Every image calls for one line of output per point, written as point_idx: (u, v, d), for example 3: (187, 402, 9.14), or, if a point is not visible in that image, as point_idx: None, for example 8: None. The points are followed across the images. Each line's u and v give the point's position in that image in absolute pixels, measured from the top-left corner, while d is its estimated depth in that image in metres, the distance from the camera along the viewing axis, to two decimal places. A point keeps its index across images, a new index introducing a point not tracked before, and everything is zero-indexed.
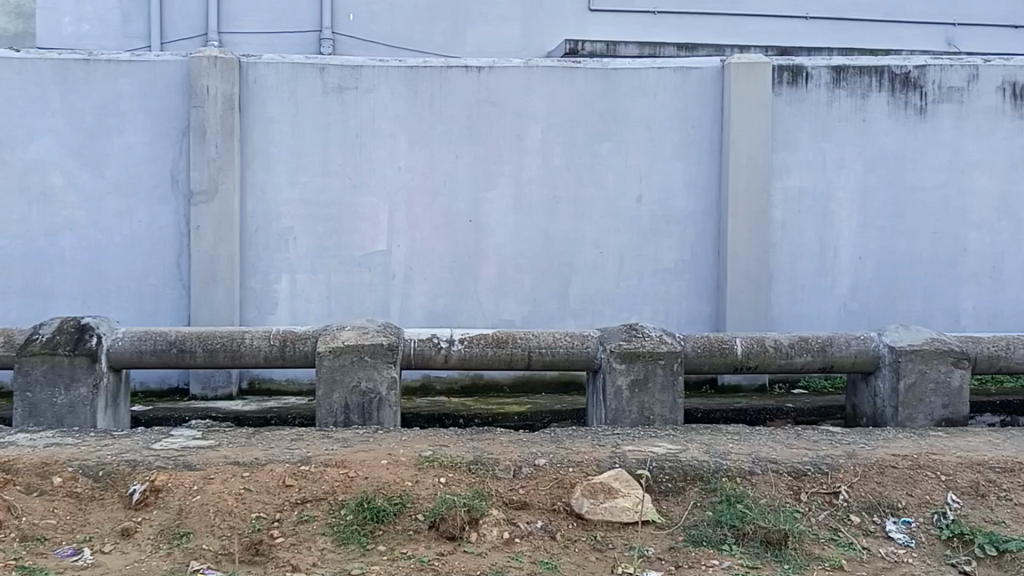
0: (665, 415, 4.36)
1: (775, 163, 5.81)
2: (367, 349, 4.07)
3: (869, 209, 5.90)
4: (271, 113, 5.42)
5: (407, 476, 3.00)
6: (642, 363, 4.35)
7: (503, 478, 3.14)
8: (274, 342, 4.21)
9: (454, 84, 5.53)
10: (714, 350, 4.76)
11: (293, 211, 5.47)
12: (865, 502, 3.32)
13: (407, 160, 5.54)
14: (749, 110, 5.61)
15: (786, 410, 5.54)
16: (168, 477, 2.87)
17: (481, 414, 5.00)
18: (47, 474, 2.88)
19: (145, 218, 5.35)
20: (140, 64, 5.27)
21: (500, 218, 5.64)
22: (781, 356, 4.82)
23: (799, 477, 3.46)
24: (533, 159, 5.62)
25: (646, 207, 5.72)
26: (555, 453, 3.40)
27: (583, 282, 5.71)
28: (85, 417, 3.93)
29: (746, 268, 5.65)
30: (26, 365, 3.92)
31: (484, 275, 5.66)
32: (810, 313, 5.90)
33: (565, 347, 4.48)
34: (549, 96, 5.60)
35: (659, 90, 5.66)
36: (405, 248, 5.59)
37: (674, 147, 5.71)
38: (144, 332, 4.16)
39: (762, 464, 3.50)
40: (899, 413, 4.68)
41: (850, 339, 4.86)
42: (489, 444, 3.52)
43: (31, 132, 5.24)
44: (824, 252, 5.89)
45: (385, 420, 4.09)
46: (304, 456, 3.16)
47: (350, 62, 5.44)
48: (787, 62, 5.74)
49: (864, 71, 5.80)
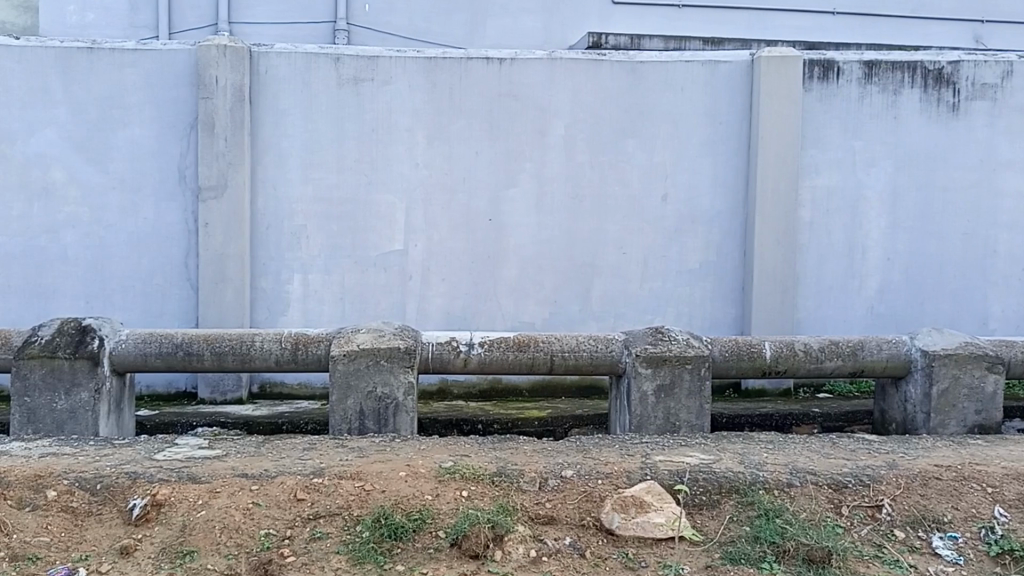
0: (692, 422, 4.17)
1: (804, 161, 5.59)
2: (383, 353, 3.89)
3: (902, 208, 5.67)
4: (283, 106, 5.24)
5: (427, 490, 2.81)
6: (669, 368, 4.14)
7: (527, 491, 2.93)
8: (285, 345, 4.03)
9: (474, 77, 5.34)
10: (742, 354, 4.53)
11: (305, 209, 5.30)
12: (910, 516, 3.08)
13: (425, 156, 5.36)
14: (780, 105, 5.40)
15: (813, 415, 5.32)
16: (171, 491, 2.68)
17: (500, 420, 4.80)
18: (41, 487, 2.71)
19: (152, 215, 5.19)
20: (146, 54, 5.11)
21: (521, 217, 5.45)
22: (811, 361, 4.59)
23: (839, 491, 3.24)
24: (556, 156, 5.43)
25: (672, 206, 5.52)
26: (583, 464, 3.20)
27: (606, 283, 5.52)
28: (86, 424, 3.75)
29: (775, 270, 5.45)
30: (24, 369, 3.76)
31: (505, 276, 5.47)
32: (838, 316, 5.69)
33: (588, 351, 4.28)
34: (573, 91, 5.41)
35: (686, 84, 5.46)
36: (423, 247, 5.41)
37: (701, 143, 5.50)
38: (149, 335, 3.98)
39: (800, 476, 3.29)
40: (930, 420, 4.46)
41: (882, 343, 4.63)
42: (512, 454, 3.33)
43: (33, 125, 5.08)
44: (855, 253, 5.67)
45: (402, 426, 3.91)
46: (317, 467, 2.97)
47: (365, 54, 5.26)
48: (818, 55, 5.52)
49: (897, 65, 5.57)
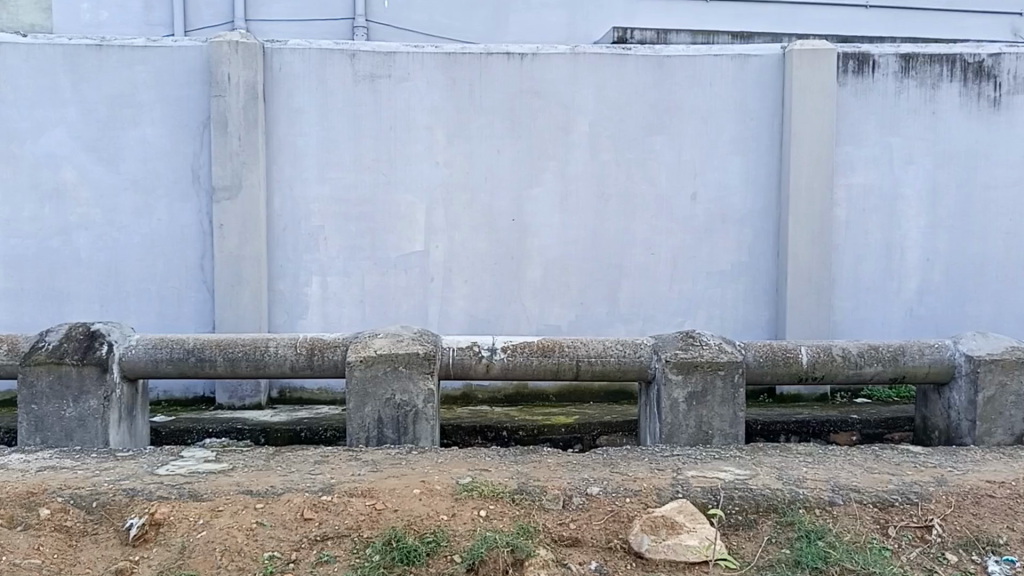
0: (726, 431, 3.97)
1: (839, 157, 5.34)
2: (402, 359, 3.72)
3: (943, 206, 5.41)
4: (298, 104, 5.10)
5: (442, 509, 2.63)
6: (701, 375, 3.93)
7: (550, 510, 2.74)
8: (300, 351, 3.87)
9: (495, 72, 5.16)
10: (778, 360, 4.29)
11: (322, 209, 5.15)
12: (963, 538, 2.83)
13: (445, 155, 5.19)
14: (813, 99, 5.16)
15: (852, 422, 5.07)
16: (171, 509, 2.53)
17: (525, 427, 4.61)
18: (34, 505, 2.57)
19: (166, 216, 5.08)
20: (157, 51, 5.00)
21: (546, 217, 5.26)
22: (849, 366, 4.33)
23: (885, 509, 2.98)
24: (580, 154, 5.24)
25: (701, 205, 5.30)
26: (609, 480, 2.99)
27: (634, 285, 5.32)
28: (95, 432, 3.62)
29: (810, 272, 5.21)
30: (30, 376, 3.63)
31: (529, 278, 5.29)
32: (877, 319, 5.44)
33: (616, 356, 4.08)
34: (598, 86, 5.21)
35: (715, 78, 5.24)
36: (444, 248, 5.24)
37: (731, 140, 5.28)
38: (160, 340, 3.84)
39: (843, 494, 3.03)
40: (976, 428, 4.20)
41: (923, 348, 4.37)
42: (535, 469, 3.14)
43: (44, 124, 4.98)
44: (894, 253, 5.41)
45: (421, 435, 3.74)
46: (326, 483, 2.81)
47: (381, 50, 5.10)
48: (852, 49, 5.27)
49: (935, 58, 5.31)
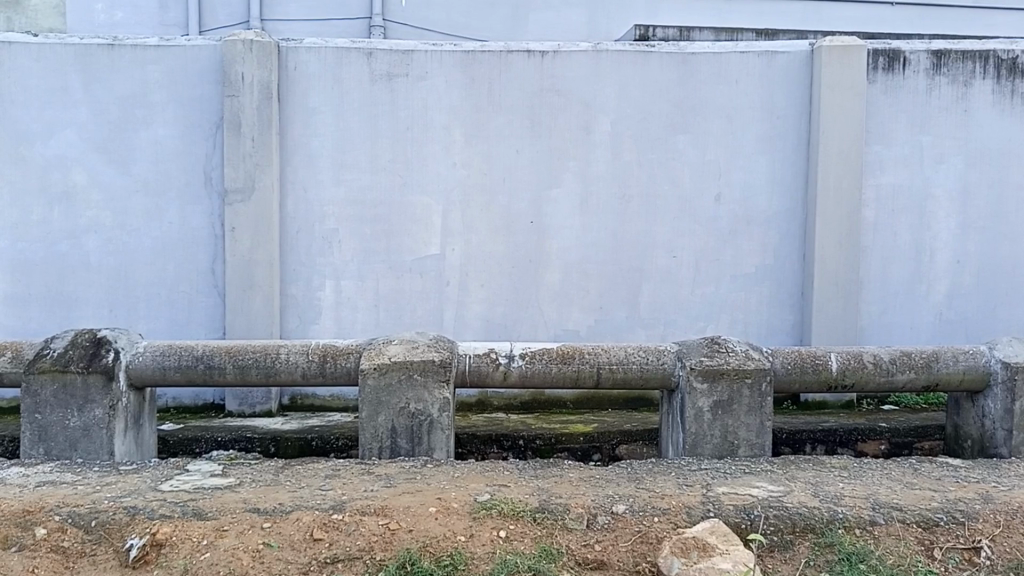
0: (752, 441, 3.80)
1: (868, 157, 5.15)
2: (416, 366, 3.58)
3: (976, 207, 5.22)
4: (312, 104, 4.97)
5: (459, 530, 2.48)
6: (727, 383, 3.77)
7: (574, 530, 2.58)
8: (312, 358, 3.74)
9: (515, 70, 5.02)
10: (807, 367, 4.09)
11: (336, 212, 5.03)
12: (1015, 561, 2.65)
13: (462, 155, 5.06)
14: (843, 97, 4.98)
15: (880, 431, 4.88)
16: (174, 528, 2.41)
17: (542, 436, 4.46)
18: (30, 524, 2.46)
19: (177, 219, 4.97)
20: (170, 50, 4.89)
21: (565, 218, 5.12)
22: (881, 374, 4.13)
23: (930, 529, 2.80)
24: (602, 154, 5.09)
25: (725, 207, 5.14)
26: (636, 497, 2.83)
27: (655, 289, 5.16)
28: (99, 443, 3.51)
29: (838, 276, 5.03)
30: (35, 384, 3.52)
31: (548, 281, 5.14)
32: (907, 324, 5.25)
33: (639, 363, 3.92)
34: (620, 85, 5.06)
35: (741, 76, 5.07)
36: (461, 252, 5.10)
37: (757, 140, 5.11)
38: (168, 347, 3.72)
39: (884, 512, 2.85)
40: (1013, 438, 4.02)
41: (958, 354, 4.17)
42: (556, 484, 2.99)
43: (53, 125, 4.88)
44: (924, 256, 5.22)
45: (436, 446, 3.61)
46: (338, 500, 2.67)
47: (398, 48, 4.97)
48: (883, 45, 5.08)
49: (967, 55, 5.11)
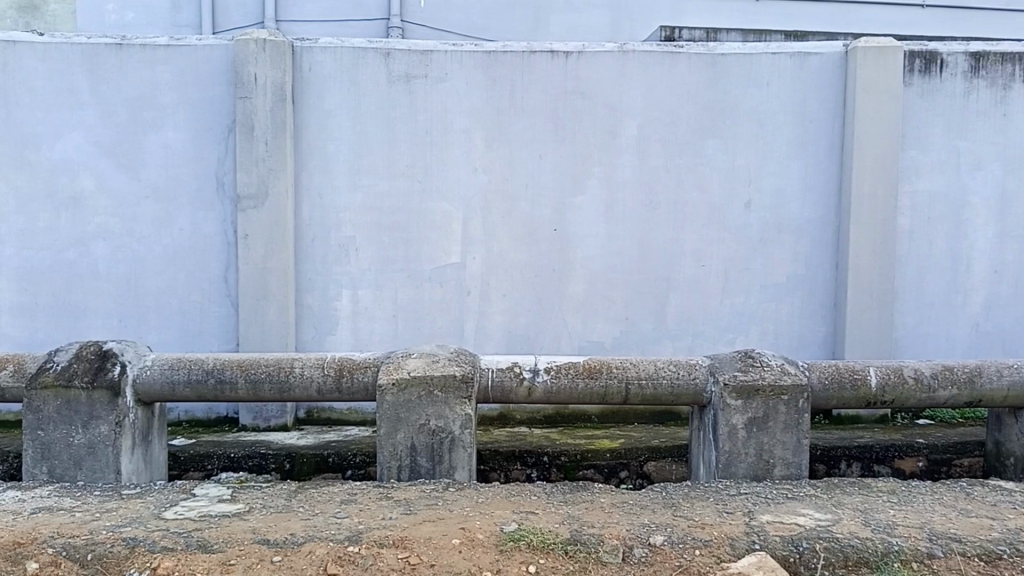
0: (789, 460, 3.59)
1: (905, 162, 4.93)
2: (436, 382, 3.39)
3: (1017, 215, 4.98)
4: (327, 107, 4.81)
5: (485, 564, 2.29)
6: (763, 400, 3.56)
7: (609, 564, 2.38)
8: (328, 372, 3.56)
9: (537, 72, 4.84)
10: (846, 383, 3.84)
11: (353, 219, 4.86)
12: None
13: (483, 160, 4.88)
14: (880, 99, 4.76)
15: (918, 447, 4.63)
16: (176, 562, 2.25)
17: (568, 452, 4.26)
18: (21, 558, 2.30)
19: (188, 226, 4.82)
20: (181, 51, 4.74)
21: (590, 226, 4.92)
22: (922, 391, 3.88)
23: (994, 562, 2.57)
24: (627, 158, 4.89)
25: (756, 214, 4.93)
26: (673, 527, 2.63)
27: (683, 299, 4.96)
28: (105, 461, 3.35)
29: (876, 287, 4.80)
30: (37, 400, 3.37)
31: (572, 290, 4.95)
32: (946, 337, 5.01)
33: (669, 379, 3.71)
34: (647, 86, 4.86)
35: (773, 78, 4.86)
36: (481, 260, 4.92)
37: (789, 144, 4.90)
38: (177, 360, 3.55)
39: (943, 544, 2.62)
40: None
41: (1002, 369, 3.92)
42: (587, 511, 2.79)
43: (61, 129, 4.75)
44: (963, 265, 4.99)
45: (457, 464, 3.42)
46: (354, 530, 2.49)
47: (417, 48, 4.80)
48: (920, 46, 4.85)
49: (1007, 56, 4.89)
